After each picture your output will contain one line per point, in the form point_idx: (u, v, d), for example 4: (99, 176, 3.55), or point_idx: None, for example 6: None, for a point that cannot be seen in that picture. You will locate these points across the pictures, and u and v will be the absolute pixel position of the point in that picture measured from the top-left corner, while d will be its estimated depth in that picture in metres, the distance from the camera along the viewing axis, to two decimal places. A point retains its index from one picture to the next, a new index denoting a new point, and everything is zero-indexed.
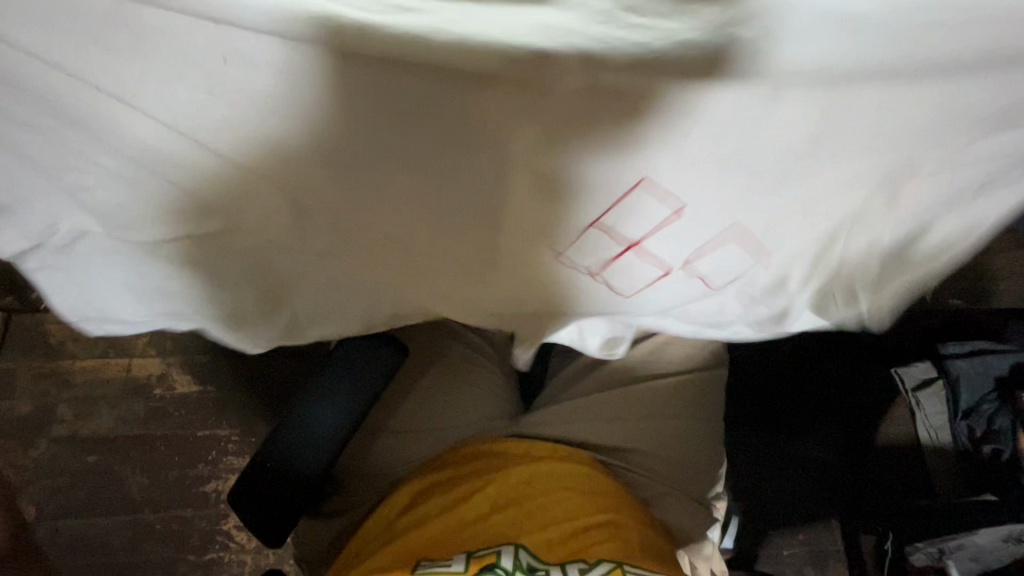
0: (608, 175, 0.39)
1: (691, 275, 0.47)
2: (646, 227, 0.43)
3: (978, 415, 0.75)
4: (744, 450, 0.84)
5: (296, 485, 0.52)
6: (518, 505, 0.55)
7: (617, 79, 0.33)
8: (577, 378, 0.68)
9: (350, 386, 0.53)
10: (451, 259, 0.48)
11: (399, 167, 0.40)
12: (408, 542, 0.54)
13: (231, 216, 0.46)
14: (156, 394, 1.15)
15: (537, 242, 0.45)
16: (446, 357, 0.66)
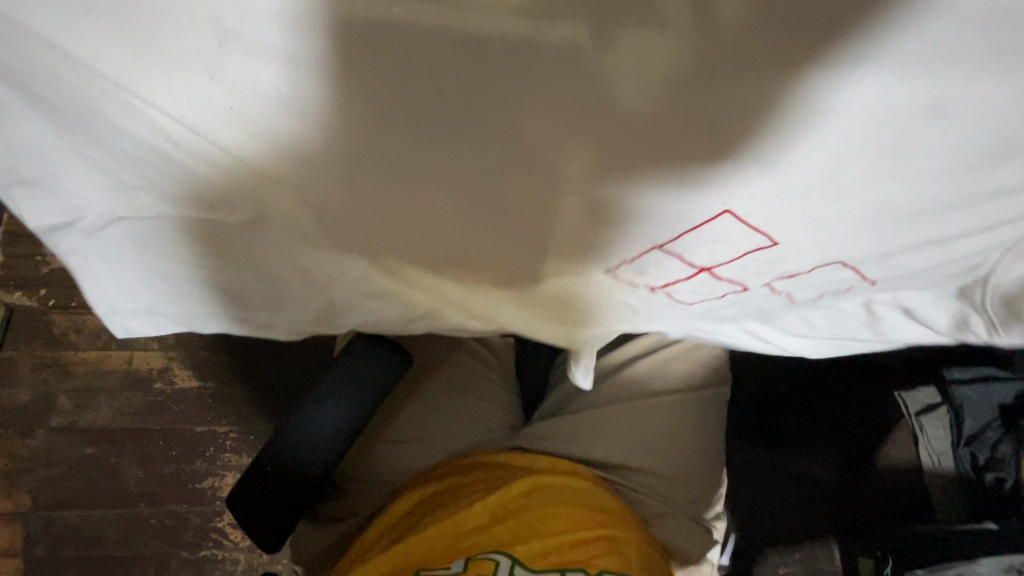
0: (670, 182, 0.36)
1: (773, 290, 0.45)
2: (731, 253, 0.40)
3: (981, 441, 0.73)
4: (744, 468, 0.84)
5: (295, 489, 0.51)
6: (516, 514, 0.54)
7: (686, 70, 0.30)
8: (579, 392, 0.68)
9: (353, 391, 0.52)
10: (488, 268, 0.44)
11: (434, 164, 0.37)
12: (406, 550, 0.53)
13: (228, 212, 0.43)
14: (156, 388, 1.15)
15: (570, 260, 0.42)
16: (448, 364, 0.65)
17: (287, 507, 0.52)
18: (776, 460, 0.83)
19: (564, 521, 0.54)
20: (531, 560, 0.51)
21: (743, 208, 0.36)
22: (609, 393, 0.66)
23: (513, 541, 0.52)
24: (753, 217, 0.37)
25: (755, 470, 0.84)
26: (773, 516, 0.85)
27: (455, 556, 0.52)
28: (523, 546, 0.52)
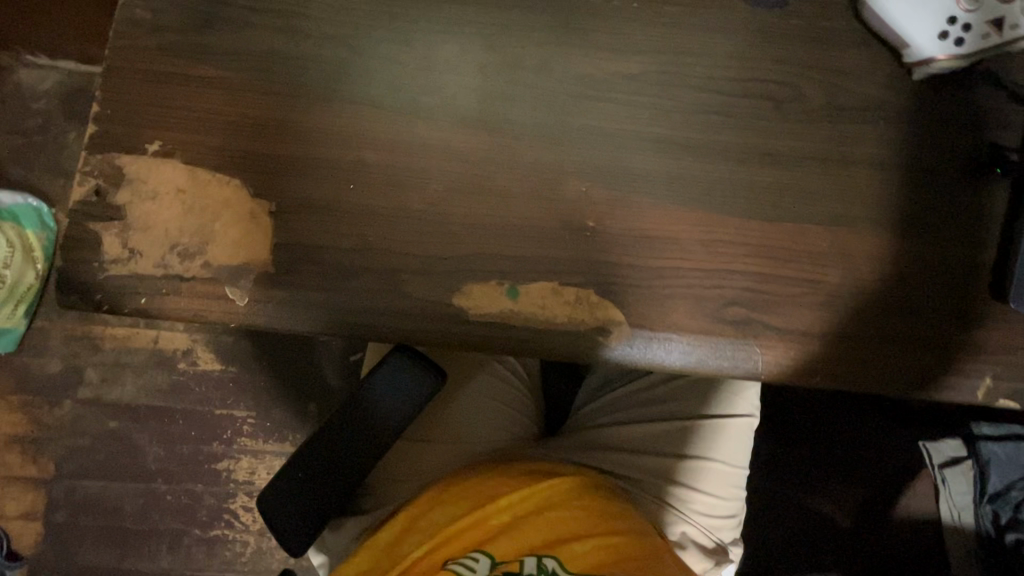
0: (595, 99, 0.48)
1: (672, 159, 0.47)
2: (623, 122, 0.48)
3: (1005, 500, 0.72)
4: (765, 501, 0.82)
5: (329, 492, 0.52)
6: (541, 516, 0.53)
7: (579, 17, 0.49)
8: (602, 414, 0.69)
9: (391, 400, 0.53)
10: (457, 196, 0.46)
11: (418, 85, 0.47)
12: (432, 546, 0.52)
13: (278, 205, 0.45)
14: (179, 368, 1.18)
15: (527, 192, 0.47)
16: (477, 378, 0.65)
17: (319, 510, 0.52)
18: (794, 495, 0.82)
19: (592, 528, 0.52)
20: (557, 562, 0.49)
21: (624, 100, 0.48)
22: (632, 416, 0.67)
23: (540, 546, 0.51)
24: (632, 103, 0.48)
25: (775, 504, 0.82)
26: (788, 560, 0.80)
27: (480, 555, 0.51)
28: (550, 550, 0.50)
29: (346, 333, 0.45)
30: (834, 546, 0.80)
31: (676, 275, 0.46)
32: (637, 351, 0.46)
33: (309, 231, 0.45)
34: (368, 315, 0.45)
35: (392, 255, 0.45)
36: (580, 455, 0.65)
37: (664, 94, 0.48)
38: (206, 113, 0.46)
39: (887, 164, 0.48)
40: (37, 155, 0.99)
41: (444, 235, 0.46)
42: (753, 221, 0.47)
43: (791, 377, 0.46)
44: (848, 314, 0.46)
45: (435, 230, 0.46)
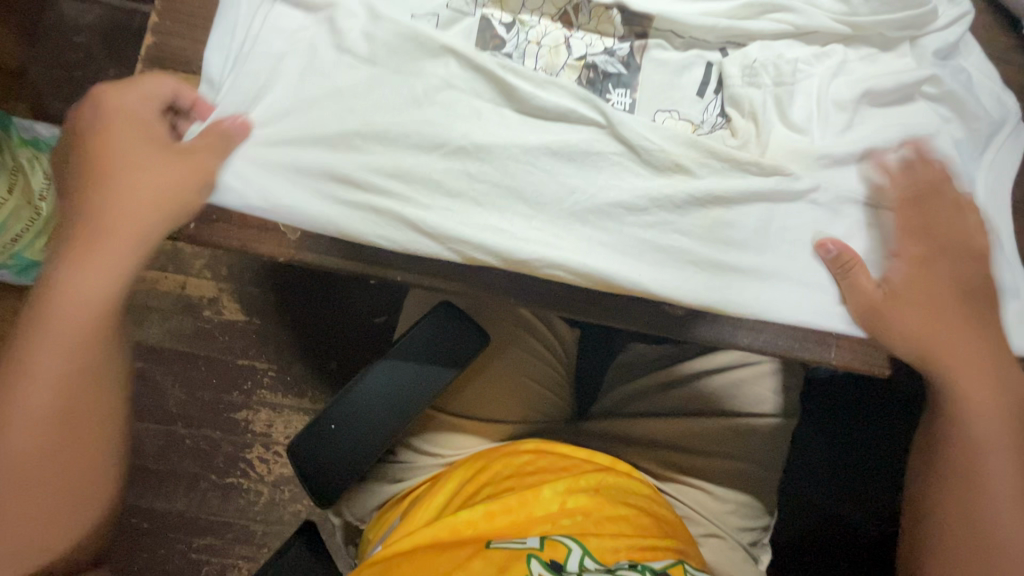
0: (660, 62, 0.44)
1: (753, 135, 0.42)
2: (691, 94, 0.44)
3: None
4: (792, 501, 0.80)
5: (361, 448, 0.50)
6: (585, 511, 0.51)
7: None
8: (639, 398, 0.67)
9: (434, 360, 0.51)
10: (507, 147, 0.40)
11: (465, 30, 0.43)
12: (473, 517, 0.50)
13: (308, 148, 0.40)
14: (205, 315, 1.18)
15: (588, 153, 0.41)
16: (514, 347, 0.62)
17: (350, 466, 0.50)
18: (824, 496, 0.79)
19: (635, 517, 0.52)
20: (598, 550, 0.48)
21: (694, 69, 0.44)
22: (671, 402, 0.64)
23: (586, 533, 0.49)
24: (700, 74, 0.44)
25: (804, 505, 0.79)
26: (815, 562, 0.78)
27: (525, 534, 0.49)
28: (596, 539, 0.49)
29: (402, 280, 0.43)
30: (862, 552, 0.78)
31: (765, 249, 0.41)
32: (702, 325, 0.43)
33: (356, 169, 0.40)
34: (428, 266, 0.43)
35: (439, 203, 0.40)
36: (614, 437, 0.64)
37: (739, 66, 0.43)
38: (248, 39, 0.42)
39: (975, 158, 0.44)
40: (79, 88, 0.97)
41: (496, 189, 0.40)
42: (853, 199, 0.42)
43: (867, 367, 0.43)
44: (943, 310, 0.42)
45: (484, 184, 0.40)
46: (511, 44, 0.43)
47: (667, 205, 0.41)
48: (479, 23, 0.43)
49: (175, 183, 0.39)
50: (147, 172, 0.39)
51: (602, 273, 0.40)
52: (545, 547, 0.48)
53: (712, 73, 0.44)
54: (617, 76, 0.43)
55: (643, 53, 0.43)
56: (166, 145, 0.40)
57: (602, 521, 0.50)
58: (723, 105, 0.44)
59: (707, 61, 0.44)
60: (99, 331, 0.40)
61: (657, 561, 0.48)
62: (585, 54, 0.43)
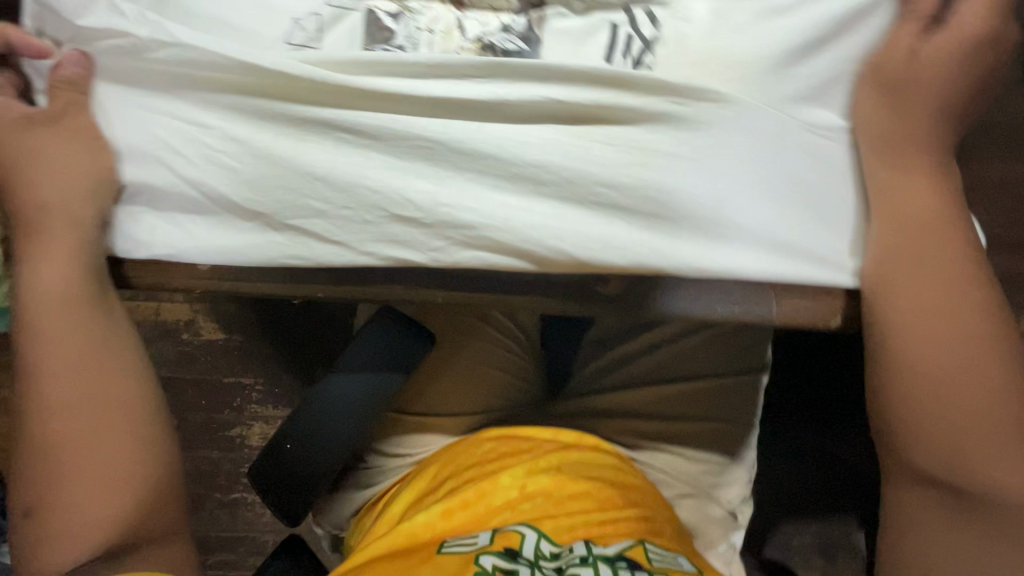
0: (561, 35, 0.42)
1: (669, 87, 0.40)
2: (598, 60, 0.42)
3: None
4: (766, 437, 0.90)
5: (316, 464, 0.50)
6: (547, 495, 0.51)
7: None
8: (607, 371, 0.65)
9: (377, 368, 0.50)
10: (405, 139, 0.39)
11: (353, 26, 0.41)
12: (432, 512, 0.51)
13: (209, 174, 0.40)
14: (184, 338, 1.18)
15: (493, 132, 0.38)
16: (471, 338, 0.61)
17: (309, 484, 0.50)
18: (796, 431, 0.89)
19: (598, 495, 0.51)
20: (555, 533, 0.48)
21: (599, 35, 0.42)
22: (638, 373, 0.63)
23: (543, 518, 0.49)
24: (604, 39, 0.42)
25: (776, 439, 0.90)
26: (790, 488, 0.90)
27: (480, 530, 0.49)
28: (552, 522, 0.49)
29: (325, 292, 0.42)
30: (833, 473, 0.89)
31: (700, 202, 0.38)
32: (635, 298, 0.42)
33: (260, 189, 0.40)
34: (351, 276, 0.42)
35: (346, 210, 0.39)
36: (585, 416, 0.63)
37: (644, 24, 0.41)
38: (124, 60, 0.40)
39: None
40: None
41: (402, 187, 0.39)
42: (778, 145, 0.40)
43: (808, 320, 0.41)
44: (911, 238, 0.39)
45: (388, 182, 0.39)
46: (402, 34, 0.41)
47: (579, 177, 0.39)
48: (364, 17, 0.41)
49: (80, 175, 0.41)
50: (57, 169, 0.41)
51: (519, 262, 0.39)
52: (497, 540, 0.48)
53: (621, 34, 0.42)
54: (517, 53, 0.41)
55: (542, 26, 0.42)
56: (56, 119, 0.41)
57: (562, 502, 0.51)
58: (636, 64, 0.41)
59: (613, 23, 0.42)
60: (82, 308, 0.43)
61: (616, 543, 0.48)
62: (481, 34, 0.41)
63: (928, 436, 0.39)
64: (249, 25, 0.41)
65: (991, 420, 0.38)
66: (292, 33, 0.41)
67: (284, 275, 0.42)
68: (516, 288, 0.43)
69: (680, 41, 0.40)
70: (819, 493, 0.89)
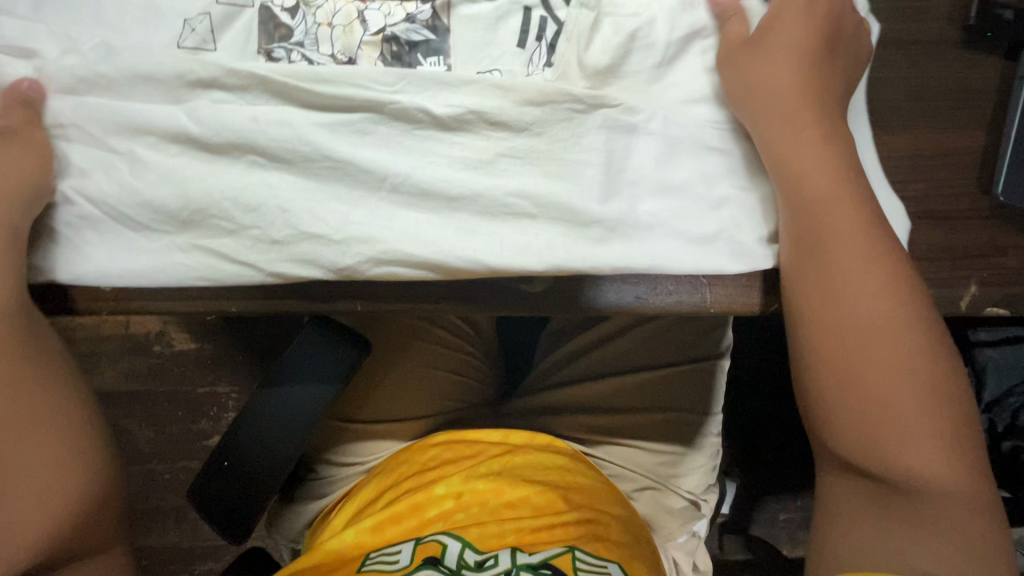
0: (471, 21, 0.40)
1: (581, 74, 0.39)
2: (511, 47, 0.40)
3: (1002, 408, 0.68)
4: (743, 417, 0.91)
5: (254, 482, 0.49)
6: (479, 502, 0.51)
7: None
8: (563, 364, 0.64)
9: (311, 381, 0.49)
10: (309, 145, 0.37)
11: (250, 27, 0.39)
12: (369, 524, 0.50)
13: (102, 193, 0.38)
14: (155, 351, 1.16)
15: (399, 134, 0.38)
16: (417, 341, 0.60)
17: (248, 502, 0.49)
18: (773, 411, 0.90)
19: (535, 498, 0.51)
20: (484, 542, 0.48)
21: (511, 19, 0.40)
22: (592, 366, 0.62)
23: (472, 527, 0.49)
24: (515, 22, 0.40)
25: (754, 420, 0.91)
26: (771, 466, 0.92)
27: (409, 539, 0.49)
28: (480, 529, 0.49)
29: (242, 307, 0.41)
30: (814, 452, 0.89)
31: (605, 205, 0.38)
32: (564, 296, 0.41)
33: (162, 201, 0.38)
34: (267, 288, 0.41)
35: (254, 224, 0.38)
36: (540, 412, 0.62)
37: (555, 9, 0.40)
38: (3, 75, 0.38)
39: None
40: None
41: (311, 195, 0.38)
42: (693, 130, 0.39)
43: (740, 307, 0.40)
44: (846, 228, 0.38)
45: (298, 194, 0.38)
46: (300, 30, 0.39)
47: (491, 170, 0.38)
48: (260, 13, 0.39)
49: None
50: None
51: (431, 266, 0.37)
52: (418, 554, 0.47)
53: (533, 19, 0.40)
54: (424, 43, 0.40)
55: (448, 12, 0.40)
56: None
57: (497, 509, 0.50)
58: (548, 52, 0.40)
59: (524, 6, 0.40)
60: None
61: (545, 550, 0.48)
62: (384, 26, 0.40)
63: (859, 423, 0.38)
64: (144, 31, 0.39)
65: (905, 395, 0.37)
66: (183, 36, 0.39)
67: (200, 292, 0.41)
68: (443, 295, 0.41)
69: (590, 25, 0.39)
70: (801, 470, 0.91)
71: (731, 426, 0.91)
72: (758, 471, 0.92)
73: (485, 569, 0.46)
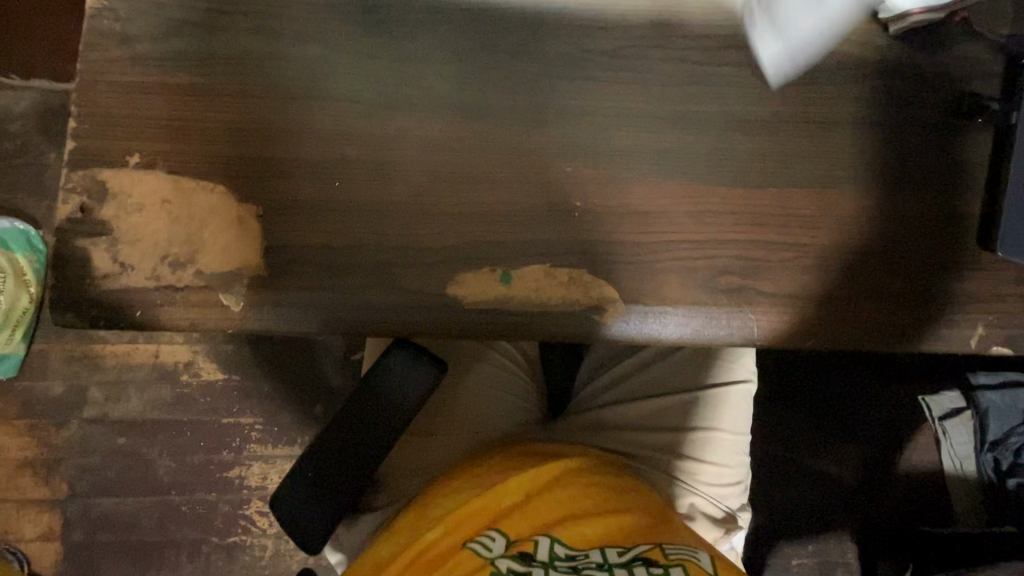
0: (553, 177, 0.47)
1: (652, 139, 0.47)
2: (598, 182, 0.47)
3: (1004, 447, 0.78)
4: (769, 462, 0.87)
5: (329, 510, 0.53)
6: (551, 497, 0.54)
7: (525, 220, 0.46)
8: (604, 391, 0.70)
9: (375, 425, 0.54)
10: (416, 195, 0.45)
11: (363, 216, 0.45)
12: (451, 529, 0.53)
13: (229, 215, 0.44)
14: (182, 381, 1.18)
15: (489, 189, 0.46)
16: (477, 363, 0.66)
17: (326, 518, 0.53)
18: (798, 454, 0.87)
19: (602, 496, 0.54)
20: (567, 537, 0.50)
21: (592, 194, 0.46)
22: (635, 391, 0.68)
23: (551, 522, 0.52)
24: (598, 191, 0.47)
25: (781, 464, 0.87)
26: (795, 512, 0.87)
27: (493, 533, 0.52)
28: (561, 527, 0.51)
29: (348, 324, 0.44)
30: (839, 495, 0.87)
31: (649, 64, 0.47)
32: (622, 319, 0.46)
33: (293, 231, 0.44)
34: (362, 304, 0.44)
35: (369, 258, 0.44)
36: (587, 432, 0.67)
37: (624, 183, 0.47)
38: (151, 118, 0.44)
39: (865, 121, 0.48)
40: None
41: (415, 242, 0.45)
42: (725, 196, 0.47)
43: (788, 339, 0.47)
44: None
45: (406, 229, 0.45)
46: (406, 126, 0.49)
47: (561, 217, 0.46)
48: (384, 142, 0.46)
49: (77, 158, 0.43)
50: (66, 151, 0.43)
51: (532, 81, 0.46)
52: (510, 550, 0.49)
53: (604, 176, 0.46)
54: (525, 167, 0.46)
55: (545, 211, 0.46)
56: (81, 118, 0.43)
57: (569, 505, 0.53)
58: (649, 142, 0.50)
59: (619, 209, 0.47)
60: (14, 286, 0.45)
61: (631, 547, 0.49)
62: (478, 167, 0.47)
63: None
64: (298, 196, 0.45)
65: None
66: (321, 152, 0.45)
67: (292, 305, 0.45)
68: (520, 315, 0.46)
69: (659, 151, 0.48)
70: (825, 518, 0.87)
71: (758, 473, 0.87)
72: (786, 522, 0.87)
73: (576, 561, 0.47)
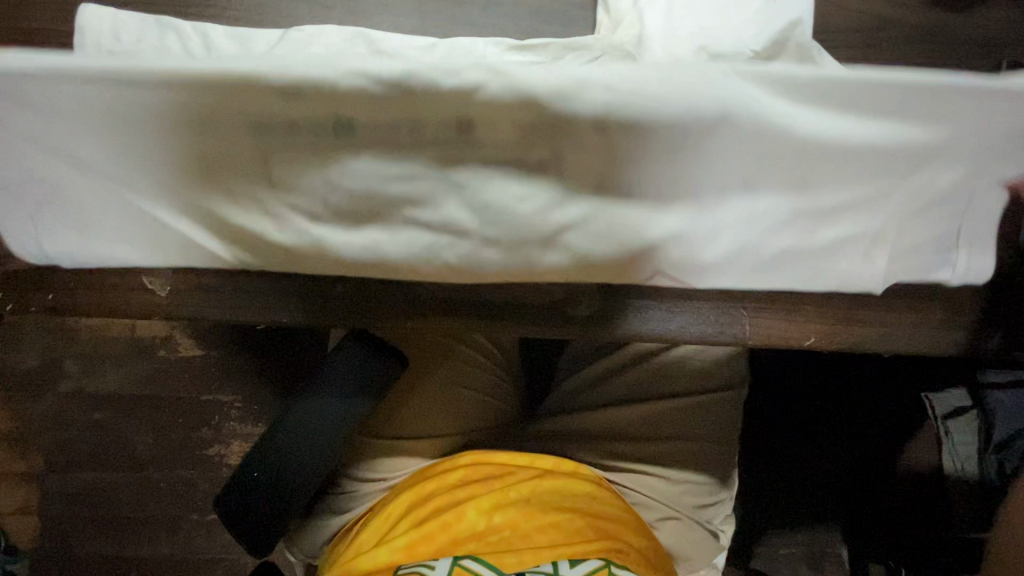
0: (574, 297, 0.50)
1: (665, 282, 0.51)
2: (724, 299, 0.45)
3: (1011, 450, 0.67)
4: (755, 456, 0.89)
5: (274, 519, 0.50)
6: (509, 526, 0.54)
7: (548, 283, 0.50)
8: (590, 388, 0.66)
9: (328, 431, 0.51)
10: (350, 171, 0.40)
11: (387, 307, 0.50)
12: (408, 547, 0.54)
13: None
14: (159, 356, 1.14)
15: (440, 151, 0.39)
16: (446, 360, 0.62)
17: (273, 525, 0.50)
18: (788, 447, 0.88)
19: (563, 521, 0.54)
20: (514, 564, 0.52)
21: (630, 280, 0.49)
22: (613, 393, 0.64)
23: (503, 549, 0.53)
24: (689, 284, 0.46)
25: (769, 456, 0.89)
26: (782, 502, 0.88)
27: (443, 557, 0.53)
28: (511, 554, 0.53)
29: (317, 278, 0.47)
30: (825, 486, 0.88)
31: None
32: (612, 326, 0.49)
33: None
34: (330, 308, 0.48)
35: None
36: (557, 436, 0.64)
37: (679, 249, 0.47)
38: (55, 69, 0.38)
39: None
40: None
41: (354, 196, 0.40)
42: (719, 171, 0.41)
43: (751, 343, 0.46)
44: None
45: None
46: None
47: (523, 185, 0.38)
48: None
49: None
50: None
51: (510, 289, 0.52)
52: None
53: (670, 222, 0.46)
54: None
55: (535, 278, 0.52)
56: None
57: (525, 533, 0.54)
58: None
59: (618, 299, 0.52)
60: None
61: (582, 565, 0.52)
62: None
63: None
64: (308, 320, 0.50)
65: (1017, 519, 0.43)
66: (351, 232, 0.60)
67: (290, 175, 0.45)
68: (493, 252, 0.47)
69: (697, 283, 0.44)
70: (812, 510, 0.89)
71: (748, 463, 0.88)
72: (771, 513, 0.89)
73: None
